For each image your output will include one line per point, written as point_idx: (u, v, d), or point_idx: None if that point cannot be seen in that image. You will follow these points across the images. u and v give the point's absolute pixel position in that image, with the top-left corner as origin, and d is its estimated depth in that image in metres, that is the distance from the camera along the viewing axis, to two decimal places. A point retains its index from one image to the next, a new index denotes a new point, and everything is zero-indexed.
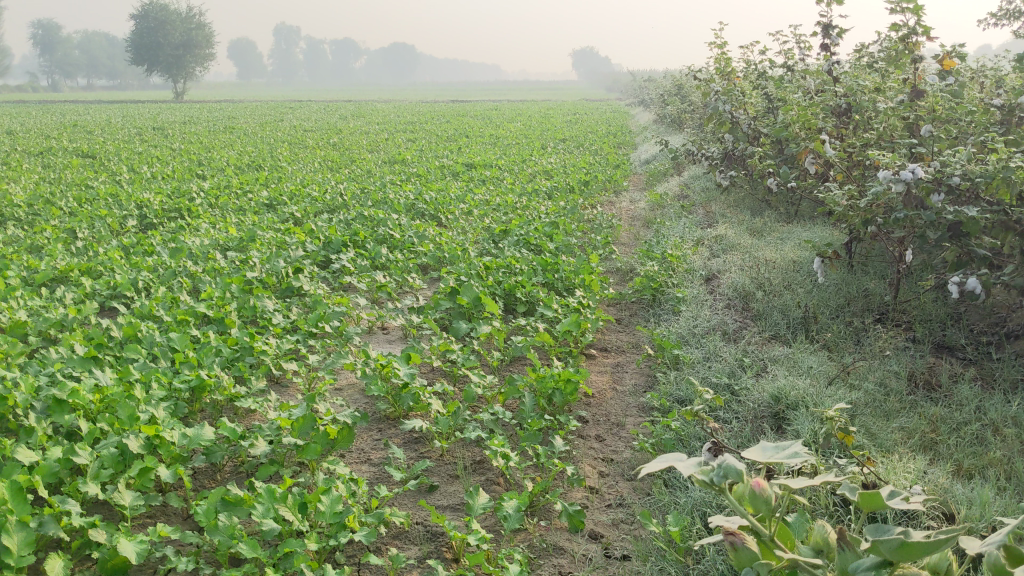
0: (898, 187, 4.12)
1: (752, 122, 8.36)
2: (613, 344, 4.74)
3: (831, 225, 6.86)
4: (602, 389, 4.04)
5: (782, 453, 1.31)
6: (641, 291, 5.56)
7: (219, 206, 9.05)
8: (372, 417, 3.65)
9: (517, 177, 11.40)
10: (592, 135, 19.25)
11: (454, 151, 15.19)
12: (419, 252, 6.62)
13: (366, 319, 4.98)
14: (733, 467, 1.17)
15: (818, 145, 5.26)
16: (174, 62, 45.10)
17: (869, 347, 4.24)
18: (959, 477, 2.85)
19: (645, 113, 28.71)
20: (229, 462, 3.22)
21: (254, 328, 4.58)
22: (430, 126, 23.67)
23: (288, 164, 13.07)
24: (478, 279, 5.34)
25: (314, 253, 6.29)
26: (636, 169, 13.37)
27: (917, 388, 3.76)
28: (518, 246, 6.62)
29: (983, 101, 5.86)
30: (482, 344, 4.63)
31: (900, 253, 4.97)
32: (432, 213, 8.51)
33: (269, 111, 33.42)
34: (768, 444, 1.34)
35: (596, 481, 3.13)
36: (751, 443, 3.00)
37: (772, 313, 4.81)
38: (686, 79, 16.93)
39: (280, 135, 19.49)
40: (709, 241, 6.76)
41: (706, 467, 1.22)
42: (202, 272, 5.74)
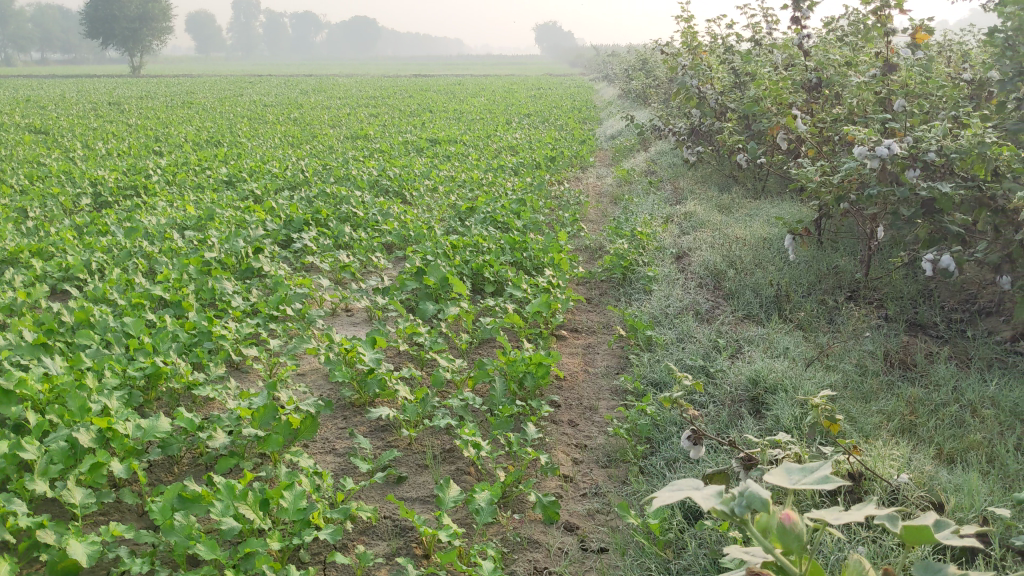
0: (874, 163, 4.04)
1: (720, 97, 8.27)
2: (583, 325, 4.65)
3: (799, 201, 6.80)
4: (574, 372, 3.94)
5: (811, 477, 1.18)
6: (610, 269, 5.47)
7: (177, 184, 8.81)
8: (337, 404, 3.53)
9: (482, 153, 11.26)
10: (556, 110, 19.12)
11: (418, 126, 14.99)
12: (383, 230, 6.48)
13: (330, 300, 4.84)
14: (757, 495, 1.08)
15: (790, 121, 5.16)
16: (130, 35, 44.18)
17: (844, 326, 4.17)
18: (940, 462, 2.79)
19: (609, 88, 28.63)
20: (187, 454, 3.08)
21: (213, 311, 4.43)
22: (393, 100, 23.41)
23: (247, 139, 12.80)
24: (445, 259, 5.21)
25: (275, 232, 6.12)
26: (602, 144, 13.27)
27: (894, 368, 3.70)
28: (485, 224, 6.50)
29: (953, 76, 5.80)
30: (450, 325, 4.52)
31: (872, 230, 4.91)
32: (396, 189, 8.35)
33: (229, 85, 32.86)
34: (796, 466, 1.22)
35: (570, 470, 3.03)
36: (730, 428, 2.92)
37: (744, 292, 4.73)
38: (651, 53, 16.82)
39: (240, 110, 19.15)
40: (678, 218, 6.68)
41: (730, 495, 1.12)
42: (158, 252, 5.56)
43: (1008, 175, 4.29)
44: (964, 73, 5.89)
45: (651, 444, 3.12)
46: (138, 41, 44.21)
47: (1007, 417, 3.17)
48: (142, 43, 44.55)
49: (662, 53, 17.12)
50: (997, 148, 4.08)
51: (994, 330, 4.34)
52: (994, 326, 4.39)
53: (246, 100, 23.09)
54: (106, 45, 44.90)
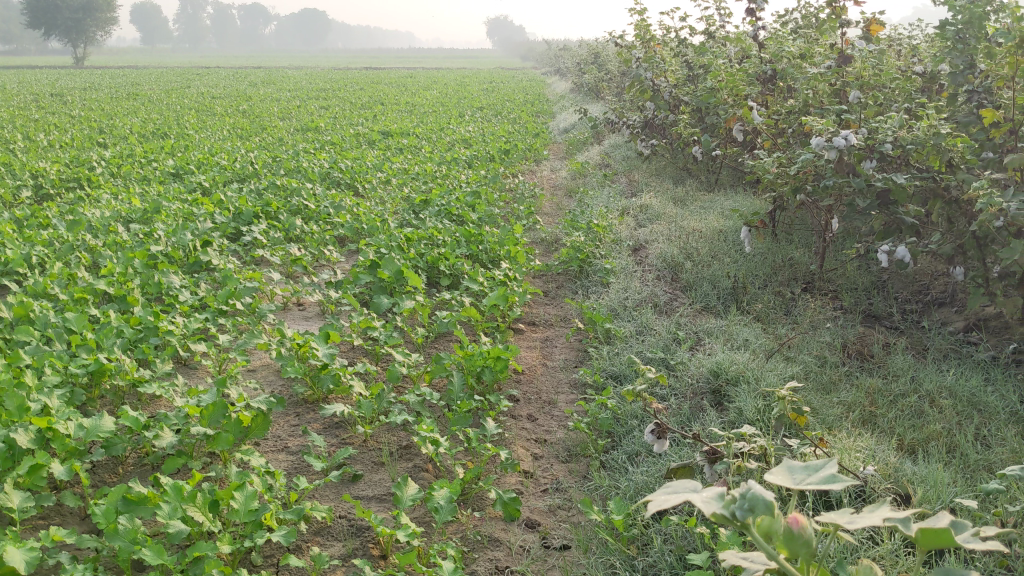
0: (831, 154, 4.01)
1: (673, 90, 8.25)
2: (541, 318, 4.59)
3: (753, 193, 6.81)
4: (532, 366, 3.88)
5: (815, 478, 1.07)
6: (567, 262, 5.41)
7: (121, 176, 8.59)
8: (289, 401, 3.43)
9: (435, 146, 11.15)
10: (509, 103, 19.03)
11: (370, 118, 14.83)
12: (335, 223, 6.36)
13: (281, 295, 4.73)
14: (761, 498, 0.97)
15: (746, 112, 5.14)
16: (73, 25, 43.19)
17: (801, 318, 4.16)
18: (902, 453, 2.77)
19: (560, 82, 28.66)
20: (132, 454, 2.97)
21: (159, 305, 4.29)
22: (344, 93, 23.20)
23: (195, 131, 12.56)
24: (400, 251, 5.12)
25: (224, 225, 5.98)
26: (555, 137, 13.24)
27: (852, 359, 3.69)
28: (439, 217, 6.41)
29: (905, 68, 5.82)
30: (405, 320, 4.43)
31: (828, 222, 4.90)
32: (348, 182, 8.23)
33: (176, 77, 32.29)
34: (797, 467, 1.11)
35: (531, 465, 2.97)
36: (692, 422, 2.88)
37: (701, 284, 4.70)
38: (604, 47, 16.83)
39: (188, 101, 18.79)
40: (634, 210, 6.65)
41: (729, 498, 1.00)
42: (102, 246, 5.39)
43: (962, 167, 4.30)
44: (916, 65, 5.91)
45: (612, 438, 3.06)
46: (82, 32, 43.26)
47: (965, 407, 3.17)
48: (86, 33, 43.60)
49: (614, 46, 17.13)
50: (952, 139, 4.07)
51: (948, 320, 4.36)
52: (948, 316, 4.41)
53: (194, 93, 22.70)
54: (49, 35, 43.86)
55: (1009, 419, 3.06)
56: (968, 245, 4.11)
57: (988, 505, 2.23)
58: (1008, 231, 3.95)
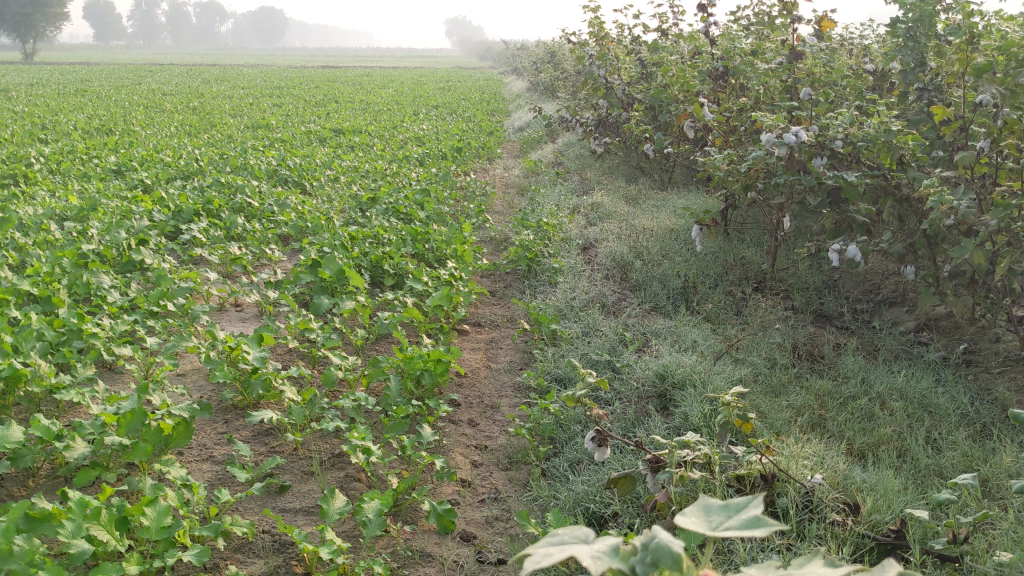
0: (781, 150, 3.90)
1: (626, 88, 8.16)
2: (486, 318, 4.46)
3: (706, 192, 6.74)
4: (475, 368, 3.75)
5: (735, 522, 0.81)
6: (515, 261, 5.28)
7: (60, 173, 8.32)
8: (218, 407, 3.26)
9: (387, 143, 10.99)
10: (464, 103, 18.91)
11: (323, 116, 14.60)
12: (279, 221, 6.19)
13: (217, 295, 4.55)
14: None
15: (697, 109, 5.03)
16: (21, 20, 42.20)
17: (751, 318, 4.07)
18: (852, 458, 2.67)
19: (517, 81, 28.66)
20: (45, 465, 2.79)
21: (86, 306, 4.09)
22: (299, 90, 22.92)
23: (141, 128, 12.26)
24: (343, 250, 4.96)
25: (163, 223, 5.77)
26: (510, 135, 13.14)
27: (801, 361, 3.61)
28: (387, 215, 6.26)
29: (856, 65, 5.77)
30: (345, 321, 4.28)
31: (779, 220, 4.83)
32: (295, 180, 8.04)
33: (127, 73, 31.65)
34: (716, 506, 0.85)
35: (469, 473, 2.84)
36: (636, 427, 2.76)
37: (651, 283, 4.59)
38: (560, 46, 16.74)
39: (137, 98, 18.39)
40: (585, 209, 6.55)
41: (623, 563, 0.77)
42: (31, 244, 5.17)
43: (913, 165, 4.23)
44: (867, 63, 5.87)
45: (554, 445, 2.94)
46: (30, 27, 42.32)
47: (916, 410, 3.09)
48: (36, 29, 42.66)
49: (570, 45, 17.07)
50: (903, 137, 4.00)
51: (898, 320, 4.30)
52: (898, 316, 4.36)
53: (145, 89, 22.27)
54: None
55: (959, 422, 2.99)
56: (918, 244, 4.05)
57: (939, 513, 2.14)
58: (958, 231, 3.90)
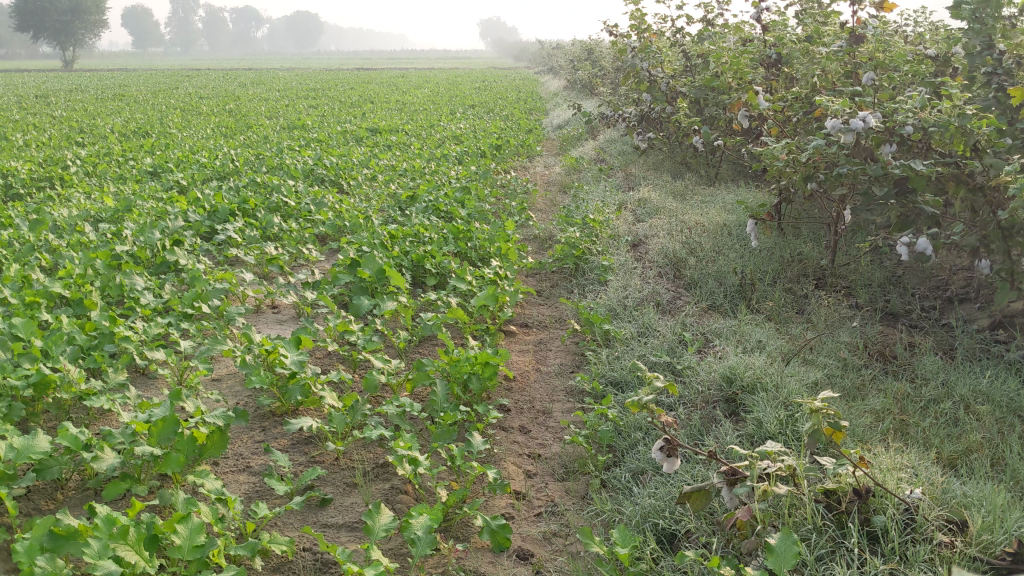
0: (848, 137, 3.63)
1: (670, 81, 7.91)
2: (534, 319, 4.26)
3: (756, 187, 6.49)
4: (524, 372, 3.56)
5: None
6: (561, 259, 5.09)
7: (97, 175, 8.26)
8: (255, 414, 3.09)
9: (424, 143, 10.85)
10: (502, 102, 18.75)
11: (358, 117, 14.47)
12: (316, 221, 6.03)
13: (253, 296, 4.40)
14: None
15: (751, 97, 4.76)
16: (62, 28, 42.74)
17: (816, 317, 3.84)
18: (943, 468, 2.43)
19: (552, 80, 28.47)
20: (74, 476, 2.64)
21: (118, 309, 3.95)
22: (334, 91, 22.91)
23: (178, 130, 12.24)
24: (383, 249, 4.80)
25: (198, 223, 5.65)
26: (549, 133, 12.92)
27: (873, 362, 3.36)
28: (427, 213, 6.08)
29: (916, 50, 5.49)
30: (386, 323, 4.10)
31: (840, 213, 4.58)
32: (332, 179, 7.89)
33: (164, 78, 31.85)
34: None
35: (522, 485, 2.64)
36: (704, 434, 2.55)
37: (705, 280, 4.36)
38: (597, 44, 16.52)
39: (173, 102, 18.40)
40: (631, 205, 6.32)
41: None
42: (65, 246, 5.05)
43: (988, 151, 3.94)
44: (927, 48, 5.59)
45: (614, 453, 2.74)
46: (70, 35, 42.84)
47: (1005, 414, 2.83)
48: (74, 36, 43.04)
49: (608, 43, 16.85)
50: (979, 121, 3.71)
51: (970, 318, 4.03)
52: (971, 313, 4.09)
53: (182, 93, 22.36)
54: (37, 38, 43.30)
55: None
56: (992, 237, 3.78)
57: None
58: None
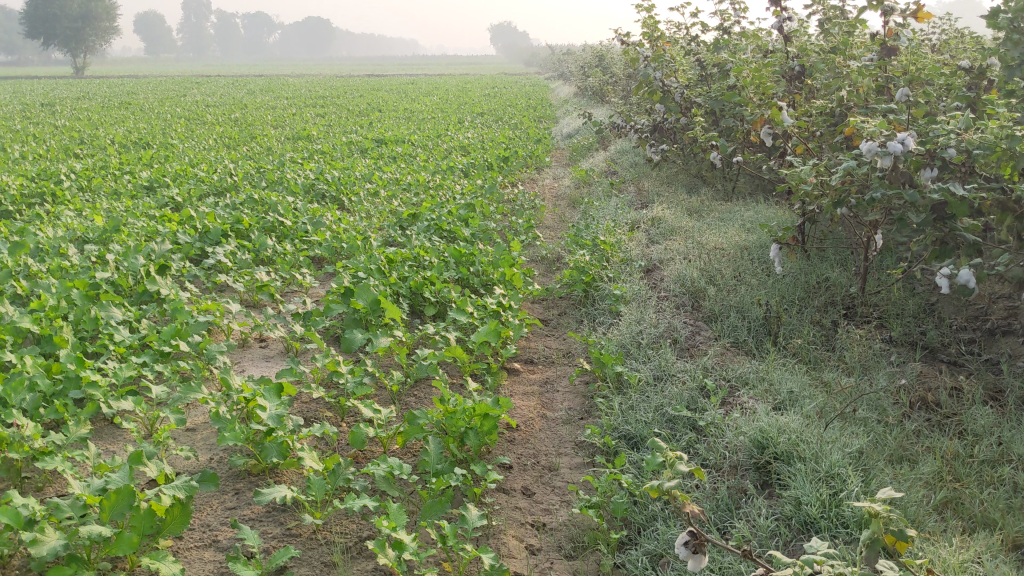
0: (887, 162, 3.28)
1: (684, 91, 7.59)
2: (540, 354, 3.94)
3: (776, 205, 6.16)
4: (528, 419, 3.25)
5: None
6: (570, 285, 4.77)
7: (91, 190, 7.97)
8: (228, 474, 2.78)
9: (430, 154, 10.54)
10: (512, 109, 18.50)
11: (364, 127, 14.18)
12: (312, 242, 5.73)
13: (239, 330, 4.09)
14: None
15: (775, 113, 4.42)
16: (71, 35, 42.72)
17: (848, 357, 3.51)
18: (1010, 554, 2.10)
19: (561, 86, 28.28)
20: (17, 555, 2.33)
21: (90, 346, 3.64)
22: (341, 99, 22.64)
23: (179, 141, 11.95)
24: (380, 276, 4.49)
25: (186, 245, 5.35)
26: (559, 143, 12.61)
27: (915, 412, 3.03)
28: (429, 233, 5.78)
29: (948, 59, 5.14)
30: (380, 361, 3.79)
31: (872, 239, 4.24)
32: (333, 195, 7.58)
33: (173, 86, 31.67)
34: None
35: (524, 565, 2.32)
36: (734, 511, 2.23)
37: (727, 311, 4.03)
38: (608, 50, 16.25)
39: (179, 111, 18.10)
40: (645, 224, 5.99)
41: None
42: (44, 272, 4.75)
43: None
44: (959, 58, 5.24)
45: (628, 529, 2.42)
46: (80, 41, 42.73)
47: None
48: (85, 42, 42.95)
49: (620, 49, 16.61)
50: None
51: (1016, 354, 3.69)
52: (1016, 349, 3.75)
53: (189, 101, 22.14)
54: (47, 45, 43.13)
55: None
56: None
57: None
58: None
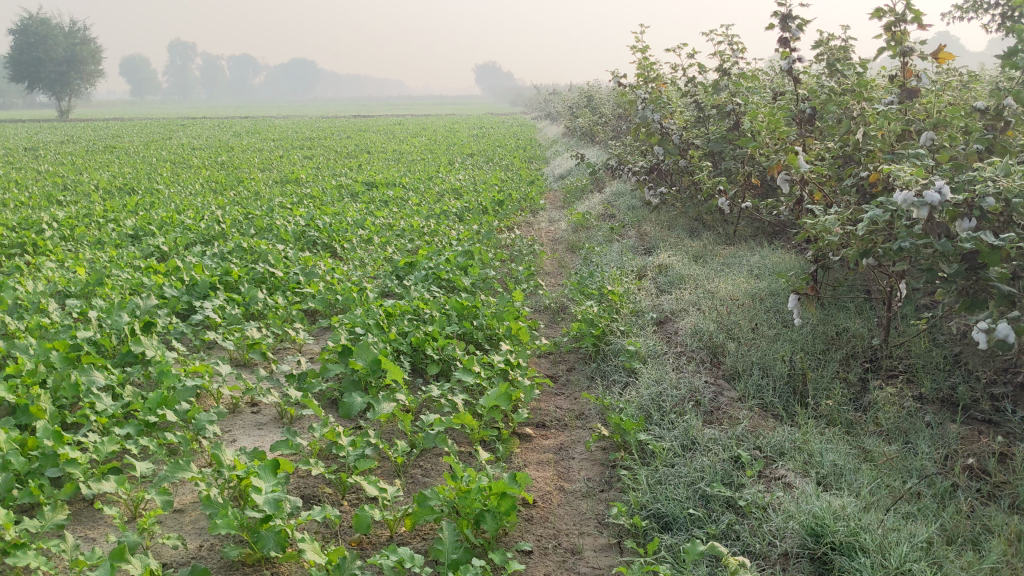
0: (924, 212, 3.09)
1: (683, 133, 7.43)
2: (552, 417, 3.70)
3: (785, 250, 5.96)
4: (545, 493, 3.00)
5: None
6: (579, 339, 4.54)
7: (74, 239, 7.72)
8: (220, 565, 2.52)
9: (423, 197, 10.34)
10: (502, 150, 18.40)
11: (354, 169, 13.99)
12: (306, 294, 5.50)
13: (229, 394, 3.83)
14: None
15: (792, 158, 4.23)
16: (56, 78, 42.65)
17: (884, 420, 3.27)
18: None
19: (550, 127, 28.28)
20: None
21: (70, 417, 3.38)
22: (329, 142, 22.51)
23: (165, 186, 11.71)
24: (379, 332, 4.25)
25: (173, 299, 5.10)
26: (552, 184, 12.45)
27: (964, 479, 2.77)
28: (427, 283, 5.55)
29: (963, 100, 4.98)
30: (382, 427, 3.53)
31: (896, 288, 4.03)
32: (325, 241, 7.35)
33: (158, 128, 31.47)
34: None
35: None
36: None
37: (748, 368, 3.80)
38: (599, 91, 16.19)
39: (165, 154, 17.88)
40: (652, 271, 5.78)
41: None
42: (23, 331, 4.48)
43: None
44: (974, 99, 5.08)
45: None
46: (66, 84, 42.69)
47: None
48: (71, 85, 42.88)
49: (609, 90, 16.57)
50: None
51: None
52: None
53: (175, 144, 21.98)
54: (32, 89, 43.00)
55: None
56: None
57: None
58: None
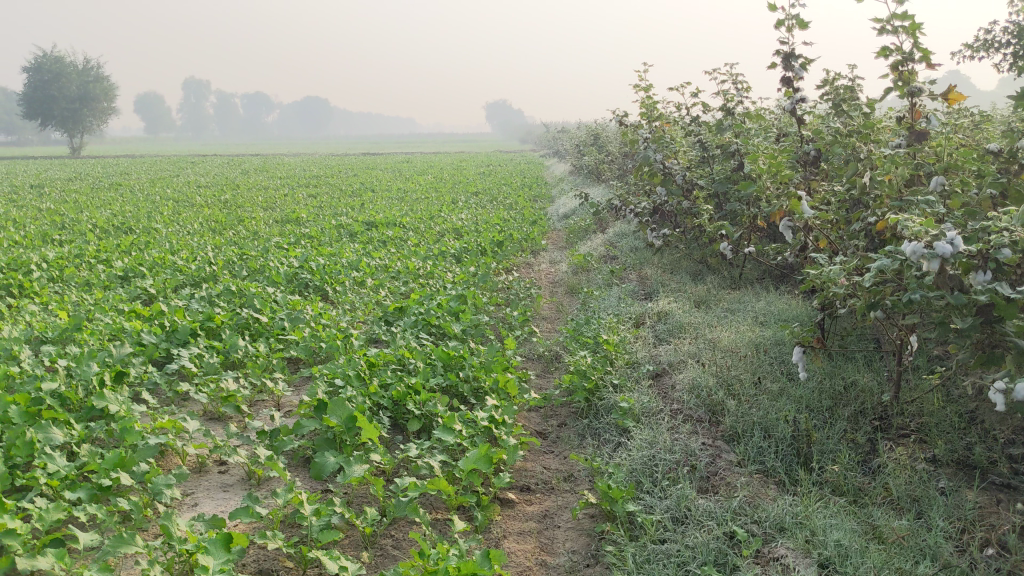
0: (934, 265, 2.85)
1: (687, 174, 7.24)
2: (537, 480, 3.46)
3: (790, 296, 5.72)
4: (524, 568, 2.76)
5: None
6: (571, 392, 4.30)
7: (62, 281, 7.52)
8: None
9: (423, 237, 10.14)
10: (509, 189, 18.25)
11: (356, 208, 13.84)
12: (290, 341, 5.28)
13: (195, 454, 3.61)
14: None
15: (795, 203, 4.01)
16: (68, 115, 42.86)
17: (895, 489, 3.02)
18: None
19: (557, 165, 28.19)
20: None
21: (19, 479, 3.15)
22: (334, 179, 22.40)
23: (163, 225, 11.54)
24: (359, 385, 4.02)
25: (151, 346, 4.89)
26: (556, 224, 12.26)
27: (981, 556, 2.52)
28: (416, 329, 5.33)
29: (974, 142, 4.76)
30: (355, 491, 3.30)
31: (907, 342, 3.78)
32: (317, 284, 7.14)
33: (165, 166, 31.47)
34: None
35: None
36: None
37: (747, 427, 3.56)
38: (606, 129, 16.05)
39: (169, 192, 17.75)
40: (651, 318, 5.55)
41: None
42: None
43: None
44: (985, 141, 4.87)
45: None
46: (77, 122, 42.88)
47: None
48: (81, 123, 43.08)
49: (615, 129, 16.44)
50: None
51: None
52: None
53: (181, 182, 21.88)
54: (43, 126, 43.19)
55: None
56: None
57: None
58: None
